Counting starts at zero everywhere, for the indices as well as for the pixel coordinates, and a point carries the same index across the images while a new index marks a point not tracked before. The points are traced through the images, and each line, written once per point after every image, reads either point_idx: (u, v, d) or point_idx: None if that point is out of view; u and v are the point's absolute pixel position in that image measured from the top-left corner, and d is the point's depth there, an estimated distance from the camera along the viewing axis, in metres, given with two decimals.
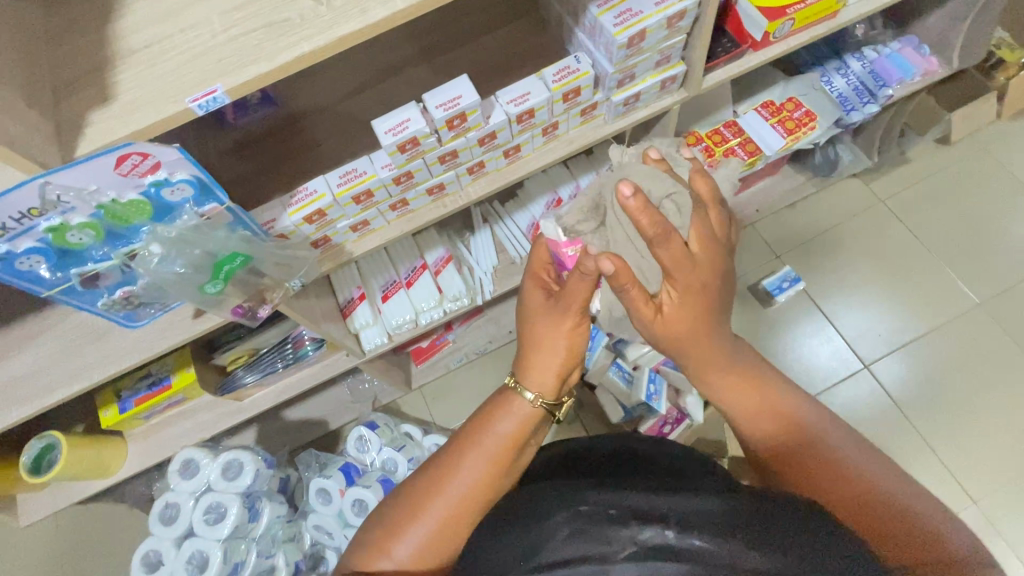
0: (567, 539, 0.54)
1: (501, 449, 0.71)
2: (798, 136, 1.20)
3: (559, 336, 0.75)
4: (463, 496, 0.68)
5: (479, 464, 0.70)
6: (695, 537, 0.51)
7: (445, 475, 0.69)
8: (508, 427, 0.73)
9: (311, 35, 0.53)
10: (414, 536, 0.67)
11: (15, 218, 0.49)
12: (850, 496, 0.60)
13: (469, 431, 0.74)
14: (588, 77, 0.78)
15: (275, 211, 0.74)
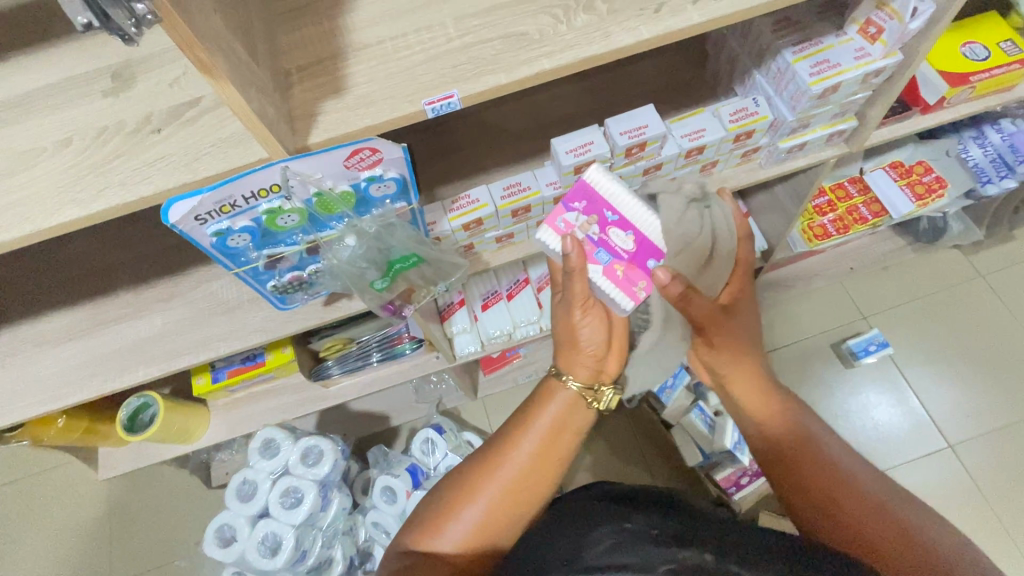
0: (608, 550, 0.50)
1: (553, 428, 0.72)
2: (926, 202, 1.16)
3: (578, 325, 0.77)
4: (520, 471, 0.67)
5: (536, 438, 0.69)
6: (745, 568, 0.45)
7: (498, 456, 0.68)
8: (557, 413, 0.73)
9: (551, 52, 0.52)
10: (464, 517, 0.64)
11: (246, 197, 0.50)
12: (858, 509, 0.59)
13: (519, 418, 0.73)
14: (764, 121, 0.76)
15: (436, 214, 0.74)
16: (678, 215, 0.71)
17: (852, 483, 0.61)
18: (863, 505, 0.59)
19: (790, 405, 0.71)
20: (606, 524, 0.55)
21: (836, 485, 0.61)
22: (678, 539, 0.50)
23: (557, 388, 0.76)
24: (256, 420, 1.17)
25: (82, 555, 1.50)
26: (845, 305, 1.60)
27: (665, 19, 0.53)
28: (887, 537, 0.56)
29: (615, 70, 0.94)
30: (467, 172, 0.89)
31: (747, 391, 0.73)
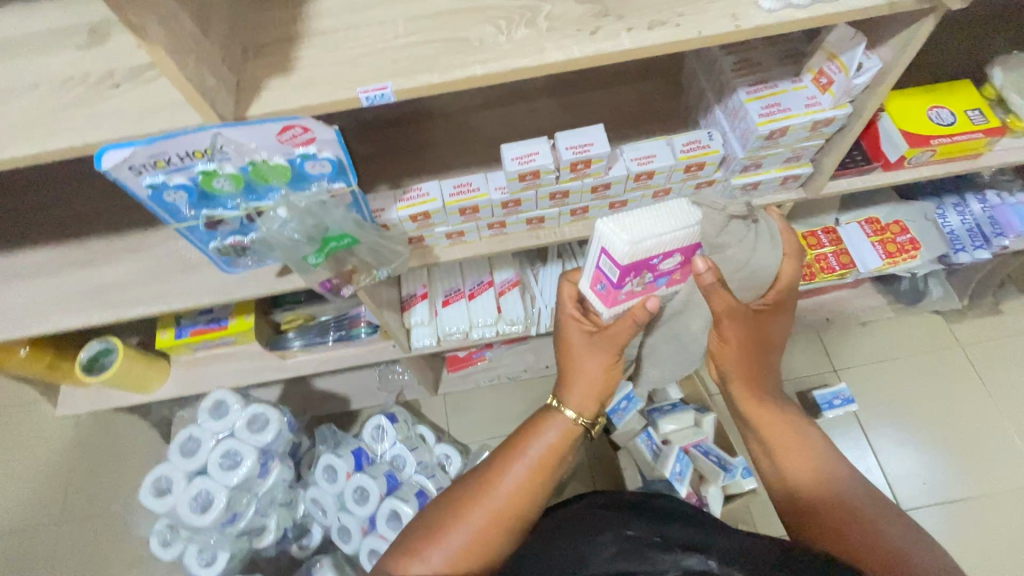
0: None
1: (544, 460, 0.72)
2: (897, 261, 1.16)
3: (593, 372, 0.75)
4: (504, 503, 0.69)
5: (524, 471, 0.71)
6: None
7: (490, 485, 0.70)
8: (553, 441, 0.73)
9: (486, 60, 0.55)
10: (449, 544, 0.66)
11: (180, 155, 0.53)
12: (840, 507, 0.66)
13: (513, 449, 0.73)
14: (715, 156, 0.78)
15: (385, 202, 0.77)
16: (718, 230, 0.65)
17: (847, 505, 0.67)
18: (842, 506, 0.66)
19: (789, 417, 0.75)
20: None
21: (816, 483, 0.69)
22: None
23: (557, 420, 0.75)
24: (211, 381, 1.20)
25: (37, 491, 1.54)
26: (817, 355, 1.59)
27: (598, 42, 0.55)
28: (859, 546, 0.62)
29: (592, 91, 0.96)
30: (433, 169, 0.92)
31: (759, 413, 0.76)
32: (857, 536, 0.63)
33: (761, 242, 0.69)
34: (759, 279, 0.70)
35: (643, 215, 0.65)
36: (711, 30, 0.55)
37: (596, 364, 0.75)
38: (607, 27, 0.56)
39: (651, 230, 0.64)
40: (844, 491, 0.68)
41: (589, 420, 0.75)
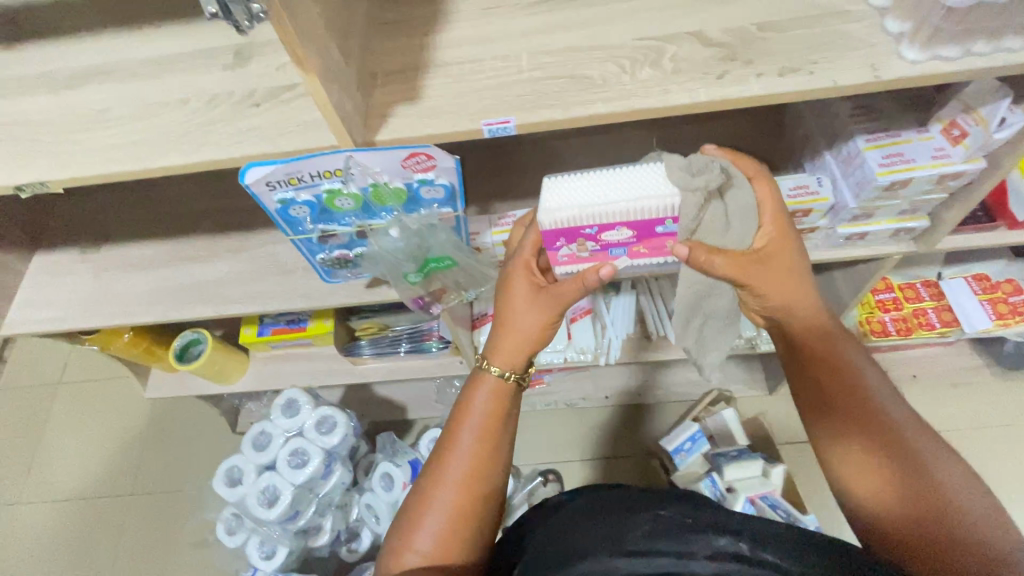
0: (645, 534, 0.68)
1: (487, 421, 0.72)
2: (1007, 323, 1.06)
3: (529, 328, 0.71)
4: (464, 477, 0.69)
5: (472, 440, 0.71)
6: (765, 552, 0.64)
7: (438, 469, 0.70)
8: (484, 403, 0.73)
9: (609, 98, 0.55)
10: (429, 529, 0.67)
11: (312, 175, 0.56)
12: (930, 513, 0.57)
13: (451, 425, 0.73)
14: (824, 203, 0.75)
15: (481, 225, 0.79)
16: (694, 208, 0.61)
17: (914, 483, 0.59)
18: (917, 509, 0.58)
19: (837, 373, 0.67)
20: (643, 509, 0.72)
21: (898, 480, 0.60)
22: (709, 528, 0.68)
23: (479, 382, 0.73)
24: (285, 379, 1.25)
25: (115, 462, 1.65)
26: None
27: (725, 87, 0.54)
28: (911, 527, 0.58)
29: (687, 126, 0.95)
30: (522, 194, 0.93)
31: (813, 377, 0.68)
32: (940, 554, 0.55)
33: (733, 204, 0.67)
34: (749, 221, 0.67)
35: (593, 175, 0.62)
36: (847, 80, 0.53)
37: (518, 300, 0.72)
38: (734, 71, 0.55)
39: (594, 188, 0.61)
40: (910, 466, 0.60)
41: (502, 371, 0.73)
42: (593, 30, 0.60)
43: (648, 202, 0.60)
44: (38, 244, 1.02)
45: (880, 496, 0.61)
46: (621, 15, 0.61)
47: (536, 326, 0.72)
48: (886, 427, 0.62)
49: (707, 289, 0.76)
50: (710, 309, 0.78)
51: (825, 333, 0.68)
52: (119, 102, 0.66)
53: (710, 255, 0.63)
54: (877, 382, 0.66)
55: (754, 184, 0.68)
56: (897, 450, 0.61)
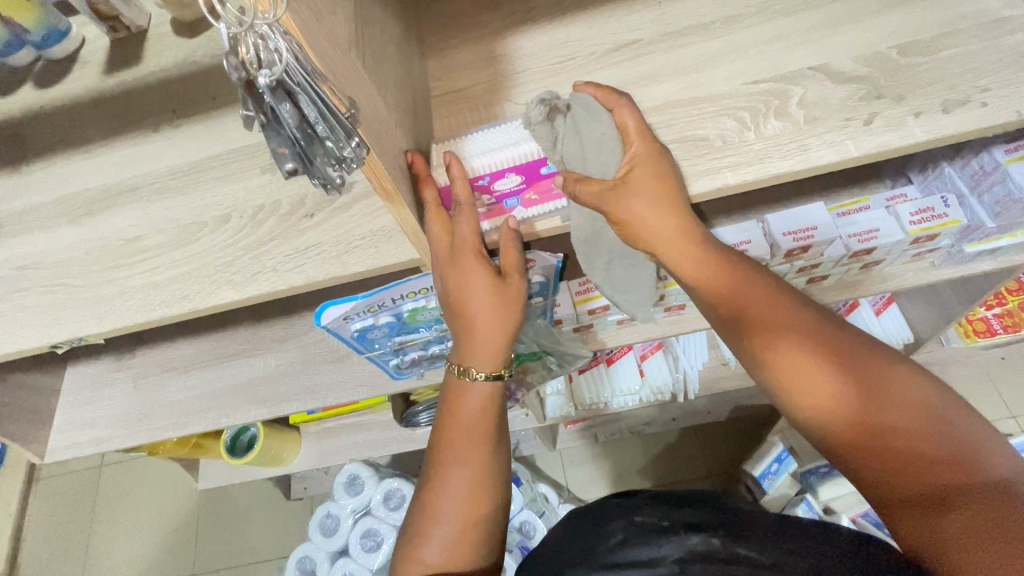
0: (617, 543, 0.58)
1: (465, 432, 0.57)
2: None
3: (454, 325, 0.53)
4: (455, 507, 0.54)
5: (462, 469, 0.55)
6: (741, 548, 0.52)
7: (440, 469, 0.56)
8: (478, 404, 0.57)
9: (737, 163, 0.47)
10: (437, 539, 0.53)
11: (396, 299, 0.50)
12: (927, 462, 0.41)
13: (441, 439, 0.57)
14: (955, 226, 0.64)
15: (562, 295, 0.69)
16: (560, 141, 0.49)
17: (908, 414, 0.43)
18: (925, 464, 0.42)
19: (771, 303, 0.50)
20: (617, 518, 0.63)
21: (877, 425, 0.43)
22: (684, 530, 0.57)
23: (462, 389, 0.57)
24: (343, 453, 1.18)
25: (171, 546, 1.59)
26: (991, 397, 1.36)
27: (878, 134, 0.45)
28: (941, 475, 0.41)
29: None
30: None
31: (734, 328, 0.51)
32: (962, 518, 0.39)
33: (585, 132, 0.50)
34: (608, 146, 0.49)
35: (467, 138, 0.51)
36: None
37: (473, 295, 0.51)
38: (885, 112, 0.46)
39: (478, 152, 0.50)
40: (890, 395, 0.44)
41: (490, 373, 0.56)
42: (695, 76, 0.51)
43: (531, 144, 0.49)
44: (69, 357, 0.94)
45: (859, 455, 0.44)
46: (725, 53, 0.51)
47: (498, 320, 0.53)
48: (845, 359, 0.46)
49: (592, 229, 0.53)
50: (613, 245, 0.56)
51: (735, 276, 0.51)
52: (150, 225, 0.57)
53: (576, 189, 0.47)
54: (809, 313, 0.49)
55: (615, 114, 0.48)
56: (875, 389, 0.44)
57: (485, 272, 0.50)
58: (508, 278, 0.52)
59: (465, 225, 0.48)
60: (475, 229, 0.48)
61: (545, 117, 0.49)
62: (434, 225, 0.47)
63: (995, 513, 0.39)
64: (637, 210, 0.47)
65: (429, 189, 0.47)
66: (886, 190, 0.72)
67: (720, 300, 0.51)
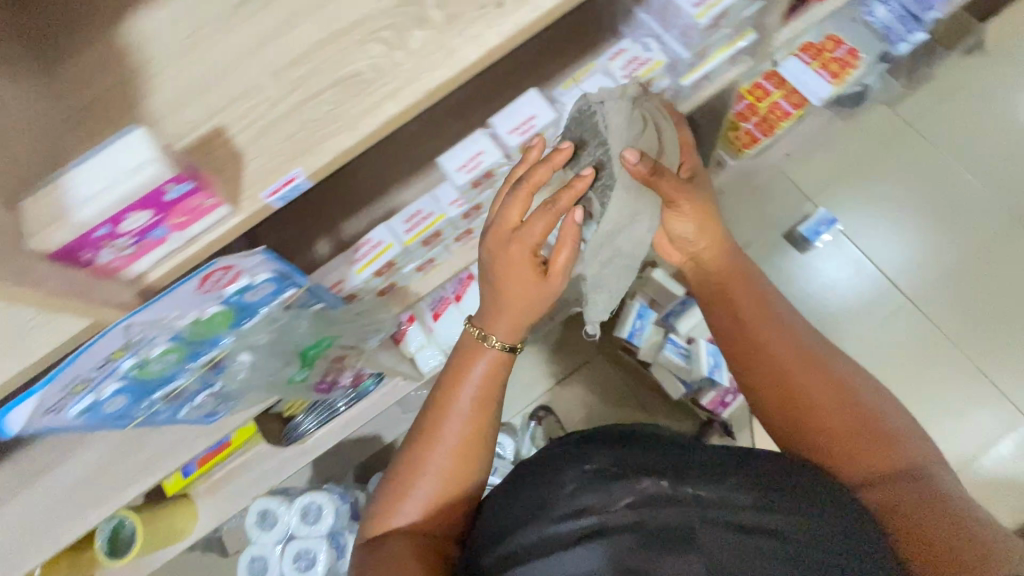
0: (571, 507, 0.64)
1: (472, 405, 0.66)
2: (842, 77, 1.12)
3: (500, 286, 0.62)
4: (445, 470, 0.65)
5: (458, 431, 0.65)
6: (689, 487, 0.56)
7: (437, 423, 0.66)
8: (486, 373, 0.66)
9: (395, 90, 0.45)
10: (422, 493, 0.64)
11: (96, 368, 0.45)
12: (862, 437, 0.59)
13: (440, 397, 0.67)
14: (661, 67, 0.68)
15: (341, 270, 0.67)
16: (626, 124, 0.62)
17: (851, 399, 0.61)
18: (846, 430, 0.60)
19: (761, 300, 0.69)
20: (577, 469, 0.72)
21: (832, 408, 0.61)
22: (633, 471, 0.60)
23: (480, 354, 0.66)
24: (243, 495, 1.13)
25: None
26: (786, 191, 1.59)
27: (512, 15, 0.45)
28: (874, 440, 0.59)
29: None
30: (351, 203, 0.80)
31: (728, 317, 0.69)
32: (900, 489, 0.56)
33: (615, 124, 0.62)
34: (669, 158, 0.63)
35: (66, 179, 0.37)
36: None
37: (516, 277, 0.61)
38: None
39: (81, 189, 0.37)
40: (851, 385, 0.62)
41: (506, 343, 0.66)
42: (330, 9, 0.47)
43: (128, 182, 0.37)
44: None
45: (814, 428, 0.61)
46: None
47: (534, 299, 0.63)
48: (807, 354, 0.65)
49: (628, 216, 0.65)
50: (621, 244, 0.69)
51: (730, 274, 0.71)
52: None
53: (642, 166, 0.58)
54: (804, 326, 0.68)
55: (681, 129, 0.66)
56: (840, 387, 0.62)
57: (534, 268, 0.61)
58: (551, 276, 0.61)
59: (540, 222, 0.58)
60: (543, 228, 0.59)
61: (632, 103, 0.62)
62: (513, 204, 0.59)
63: (905, 487, 0.56)
64: (689, 200, 0.64)
65: (546, 165, 0.58)
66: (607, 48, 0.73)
67: (721, 308, 0.70)
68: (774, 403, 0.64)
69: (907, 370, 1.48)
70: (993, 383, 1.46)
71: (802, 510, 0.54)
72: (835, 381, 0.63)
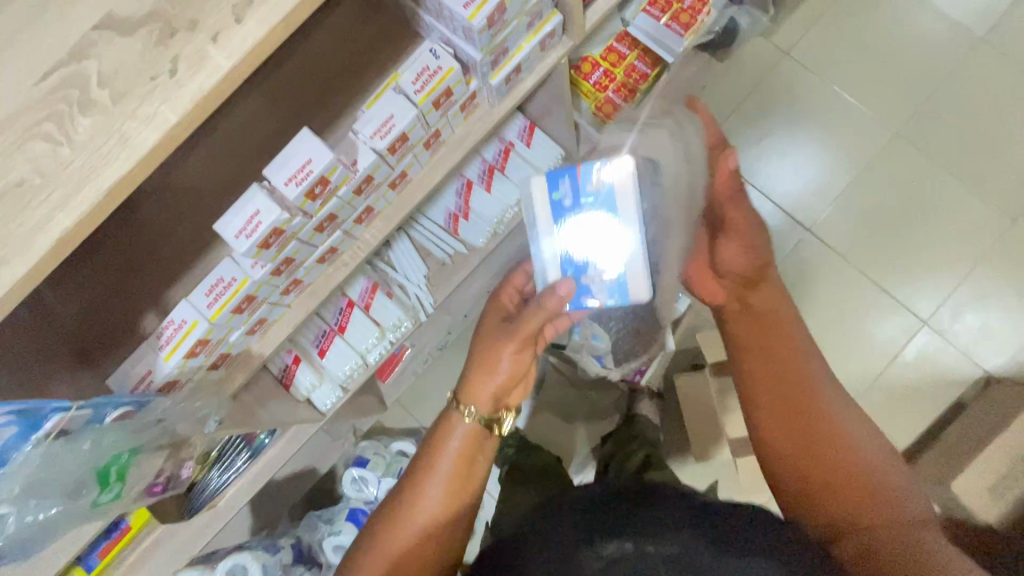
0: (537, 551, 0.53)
1: (455, 469, 0.70)
2: (551, 32, 0.70)
3: (444, 449, 0.71)
4: (424, 529, 0.65)
5: (439, 486, 0.68)
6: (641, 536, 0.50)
7: (419, 478, 0.69)
8: (461, 447, 0.72)
9: (66, 197, 0.37)
10: (400, 545, 0.64)
11: None
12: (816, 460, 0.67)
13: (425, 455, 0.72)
14: (455, 73, 0.63)
15: (149, 358, 0.61)
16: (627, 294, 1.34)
17: (861, 466, 0.66)
18: (863, 497, 0.63)
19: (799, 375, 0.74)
20: None
21: (836, 461, 0.66)
22: (602, 530, 0.51)
23: (458, 424, 0.74)
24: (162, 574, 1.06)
25: None
26: None
27: (187, 84, 0.38)
28: (860, 492, 0.64)
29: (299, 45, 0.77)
30: (156, 287, 0.72)
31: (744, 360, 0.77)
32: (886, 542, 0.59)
33: None
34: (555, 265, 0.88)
35: None
36: None
37: (456, 444, 0.72)
38: (185, 50, 0.38)
39: None
40: (864, 460, 0.66)
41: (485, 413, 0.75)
42: None
43: None
44: None
45: (807, 460, 0.66)
46: None
47: (459, 451, 0.72)
48: (838, 436, 0.68)
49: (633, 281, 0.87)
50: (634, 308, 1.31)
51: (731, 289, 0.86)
52: None
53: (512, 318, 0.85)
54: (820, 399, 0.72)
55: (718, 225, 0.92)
56: (841, 442, 0.67)
57: (461, 440, 0.72)
58: (455, 454, 0.71)
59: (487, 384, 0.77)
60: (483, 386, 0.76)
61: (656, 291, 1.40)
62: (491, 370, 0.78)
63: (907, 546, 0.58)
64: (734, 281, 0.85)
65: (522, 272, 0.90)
66: (418, 53, 0.64)
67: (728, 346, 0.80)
68: (778, 430, 0.69)
69: (816, 297, 1.53)
70: (896, 297, 1.51)
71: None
72: (842, 444, 0.67)
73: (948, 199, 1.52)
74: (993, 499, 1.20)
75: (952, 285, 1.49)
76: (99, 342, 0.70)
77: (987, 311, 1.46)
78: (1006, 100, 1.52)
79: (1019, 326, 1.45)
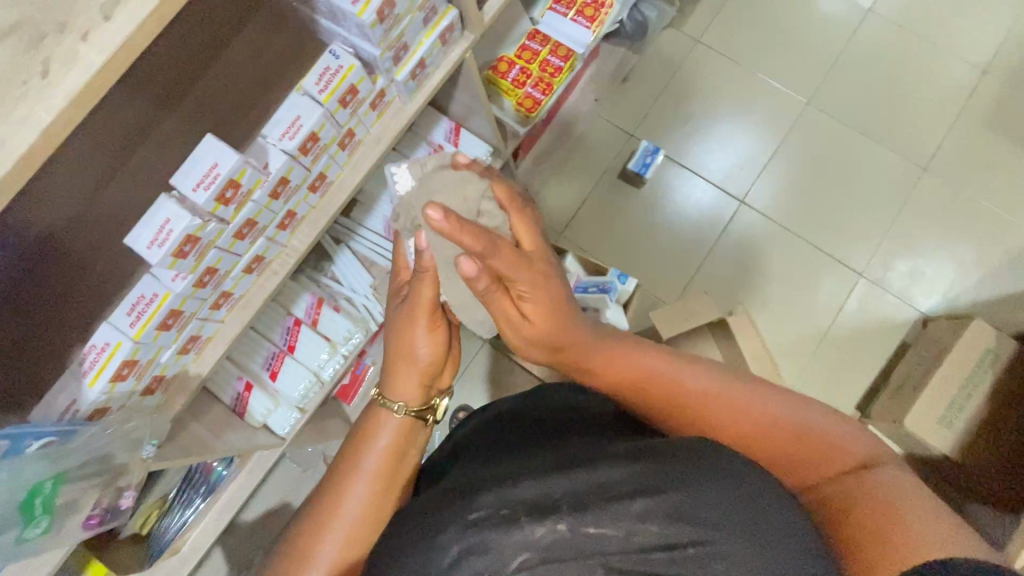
0: (453, 563, 0.46)
1: (385, 463, 0.65)
2: (449, 27, 0.74)
3: (370, 446, 0.66)
4: (352, 528, 0.60)
5: (366, 485, 0.63)
6: (586, 524, 0.46)
7: (344, 480, 0.63)
8: (391, 441, 0.67)
9: None
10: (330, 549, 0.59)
11: None
12: (808, 455, 0.60)
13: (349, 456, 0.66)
14: (357, 70, 0.66)
15: (75, 386, 0.60)
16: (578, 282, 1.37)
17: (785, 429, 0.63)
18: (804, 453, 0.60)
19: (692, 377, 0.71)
20: None
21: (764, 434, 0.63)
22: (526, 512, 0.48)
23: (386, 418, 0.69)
24: None
25: None
26: (610, 135, 1.66)
27: (61, 82, 0.38)
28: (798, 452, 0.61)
29: (218, 60, 0.78)
30: (81, 321, 0.70)
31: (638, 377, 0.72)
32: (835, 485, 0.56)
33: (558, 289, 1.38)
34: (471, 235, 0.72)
35: None
36: None
37: (381, 442, 0.67)
38: (57, 51, 0.39)
39: None
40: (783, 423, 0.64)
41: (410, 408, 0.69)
42: None
43: None
44: None
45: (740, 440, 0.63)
46: None
47: (385, 447, 0.66)
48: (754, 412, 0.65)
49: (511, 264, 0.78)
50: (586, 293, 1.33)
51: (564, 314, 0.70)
52: None
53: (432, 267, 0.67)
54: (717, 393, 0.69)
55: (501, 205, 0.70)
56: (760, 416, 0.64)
57: (387, 436, 0.67)
58: (383, 449, 0.66)
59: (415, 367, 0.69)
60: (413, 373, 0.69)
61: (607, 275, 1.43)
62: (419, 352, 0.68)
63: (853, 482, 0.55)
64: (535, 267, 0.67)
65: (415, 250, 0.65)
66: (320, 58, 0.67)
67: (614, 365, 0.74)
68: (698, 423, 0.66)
69: (759, 264, 1.59)
70: (831, 255, 1.58)
71: (738, 526, 0.45)
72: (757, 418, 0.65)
73: (864, 158, 1.62)
74: (944, 429, 1.27)
75: (880, 237, 1.57)
76: (23, 385, 0.67)
77: (914, 255, 1.55)
78: (899, 61, 1.64)
79: (945, 267, 1.54)
